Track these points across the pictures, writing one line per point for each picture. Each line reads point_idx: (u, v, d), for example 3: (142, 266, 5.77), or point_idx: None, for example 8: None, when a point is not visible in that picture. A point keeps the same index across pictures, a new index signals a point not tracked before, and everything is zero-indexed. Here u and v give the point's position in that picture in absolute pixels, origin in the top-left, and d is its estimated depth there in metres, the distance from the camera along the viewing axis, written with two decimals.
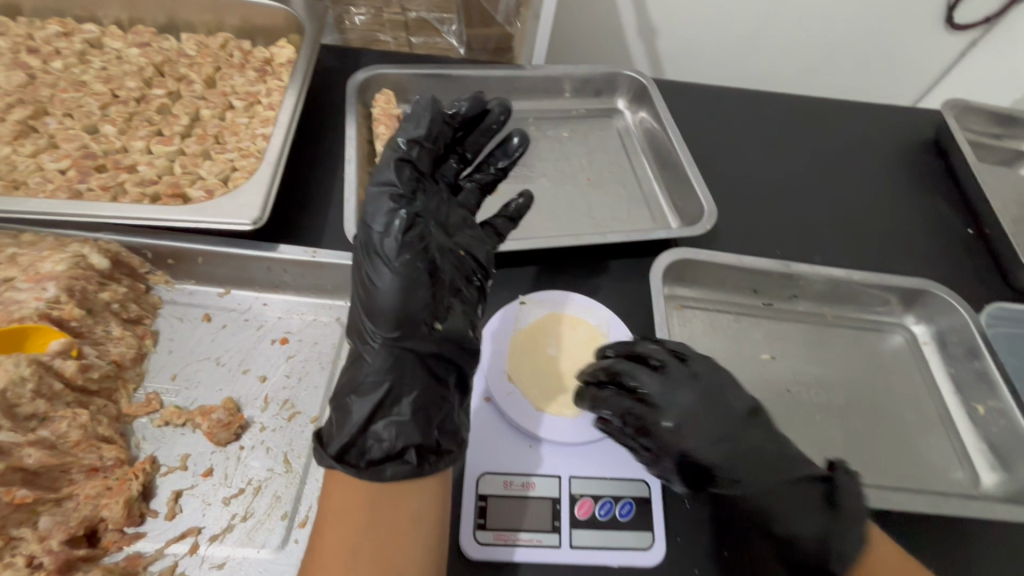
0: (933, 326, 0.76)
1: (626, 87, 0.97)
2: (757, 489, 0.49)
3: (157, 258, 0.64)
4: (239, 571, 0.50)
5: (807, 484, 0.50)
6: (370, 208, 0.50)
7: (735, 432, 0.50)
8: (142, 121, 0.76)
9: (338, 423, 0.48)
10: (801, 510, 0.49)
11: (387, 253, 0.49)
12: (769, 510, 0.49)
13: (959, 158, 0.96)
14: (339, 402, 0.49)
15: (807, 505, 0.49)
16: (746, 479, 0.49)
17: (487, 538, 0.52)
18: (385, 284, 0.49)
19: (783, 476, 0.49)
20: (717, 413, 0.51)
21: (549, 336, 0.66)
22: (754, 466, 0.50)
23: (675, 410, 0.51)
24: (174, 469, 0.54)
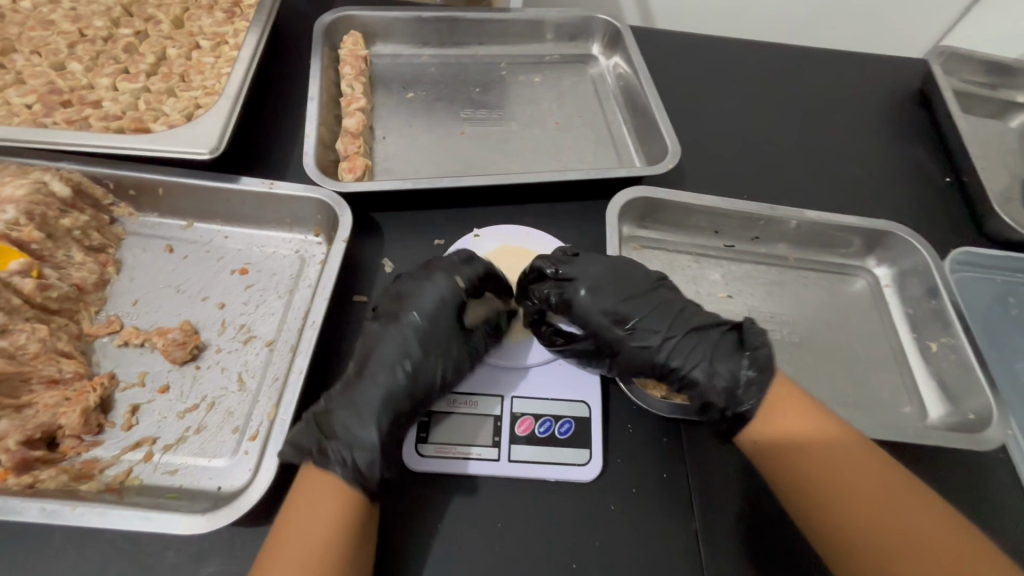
0: (895, 268, 0.76)
1: (601, 32, 0.96)
2: (665, 339, 0.58)
3: (119, 188, 0.66)
4: (191, 476, 0.53)
5: (710, 333, 0.59)
6: (437, 301, 0.58)
7: (637, 293, 0.60)
8: (108, 59, 0.77)
9: (367, 453, 0.49)
10: (715, 358, 0.57)
11: (451, 346, 0.57)
12: (681, 359, 0.58)
13: (941, 104, 0.93)
14: (364, 438, 0.50)
15: (719, 355, 0.57)
16: (655, 336, 0.58)
17: (429, 450, 0.55)
18: (441, 365, 0.56)
19: (682, 326, 0.59)
20: (627, 279, 0.61)
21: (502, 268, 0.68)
22: (658, 323, 0.59)
23: (590, 277, 0.60)
24: (132, 385, 0.57)
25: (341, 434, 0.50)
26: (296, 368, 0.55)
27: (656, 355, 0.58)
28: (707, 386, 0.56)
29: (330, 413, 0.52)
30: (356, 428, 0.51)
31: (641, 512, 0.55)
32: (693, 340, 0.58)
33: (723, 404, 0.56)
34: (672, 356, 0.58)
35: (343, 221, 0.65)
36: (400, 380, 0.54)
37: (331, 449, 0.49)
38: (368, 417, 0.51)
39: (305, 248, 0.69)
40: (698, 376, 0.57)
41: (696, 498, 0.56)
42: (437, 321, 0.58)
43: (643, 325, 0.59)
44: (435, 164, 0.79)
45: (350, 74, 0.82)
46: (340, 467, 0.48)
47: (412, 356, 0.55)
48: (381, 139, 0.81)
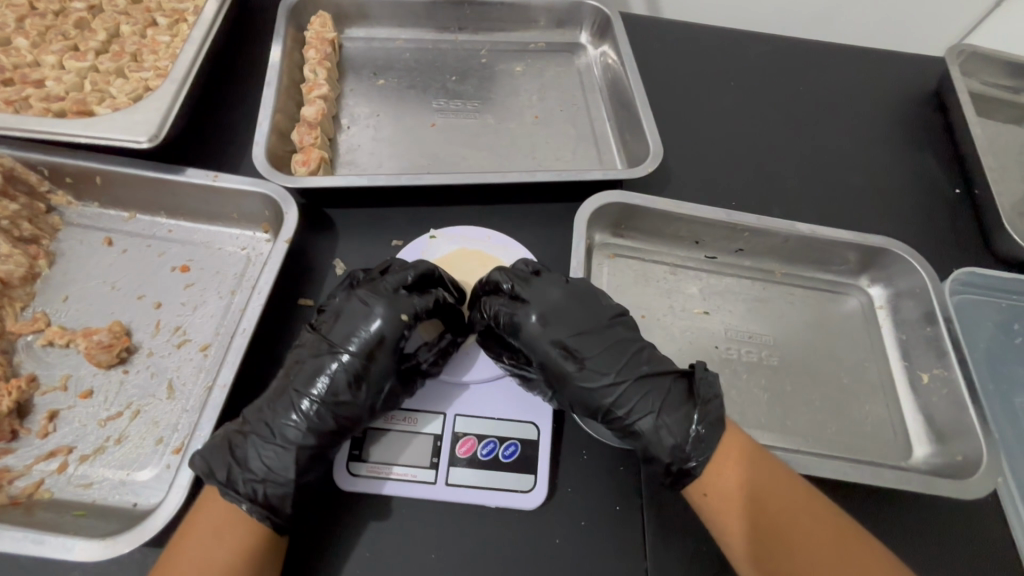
0: (891, 288, 0.70)
1: (591, 18, 0.89)
2: (616, 378, 0.53)
3: (55, 175, 0.62)
4: (105, 490, 0.49)
5: (665, 381, 0.54)
6: (372, 334, 0.53)
7: (592, 328, 0.55)
8: (57, 34, 0.72)
9: (281, 489, 0.47)
10: (664, 409, 0.52)
11: (382, 386, 0.52)
12: (631, 402, 0.53)
13: (956, 108, 0.86)
14: (277, 472, 0.48)
15: (669, 405, 0.52)
16: (602, 376, 0.54)
17: (360, 470, 0.52)
18: (368, 404, 0.51)
19: (637, 370, 0.54)
20: (585, 311, 0.56)
21: (458, 275, 0.64)
22: (609, 363, 0.54)
23: (543, 302, 0.56)
24: (54, 389, 0.54)
25: (254, 467, 0.48)
26: (221, 380, 0.51)
27: (603, 401, 0.53)
28: (656, 439, 0.51)
29: (246, 444, 0.49)
30: (271, 463, 0.48)
31: (588, 547, 0.51)
32: (646, 387, 0.53)
33: (669, 459, 0.51)
34: (620, 403, 0.53)
35: (288, 218, 0.61)
36: (322, 418, 0.50)
37: (240, 480, 0.47)
38: (286, 453, 0.48)
39: (253, 245, 0.65)
40: (646, 429, 0.52)
41: (648, 534, 0.52)
42: (370, 356, 0.52)
43: (592, 364, 0.54)
44: (400, 158, 0.74)
45: (315, 58, 0.77)
46: (249, 503, 0.46)
47: (334, 397, 0.50)
48: (345, 129, 0.76)
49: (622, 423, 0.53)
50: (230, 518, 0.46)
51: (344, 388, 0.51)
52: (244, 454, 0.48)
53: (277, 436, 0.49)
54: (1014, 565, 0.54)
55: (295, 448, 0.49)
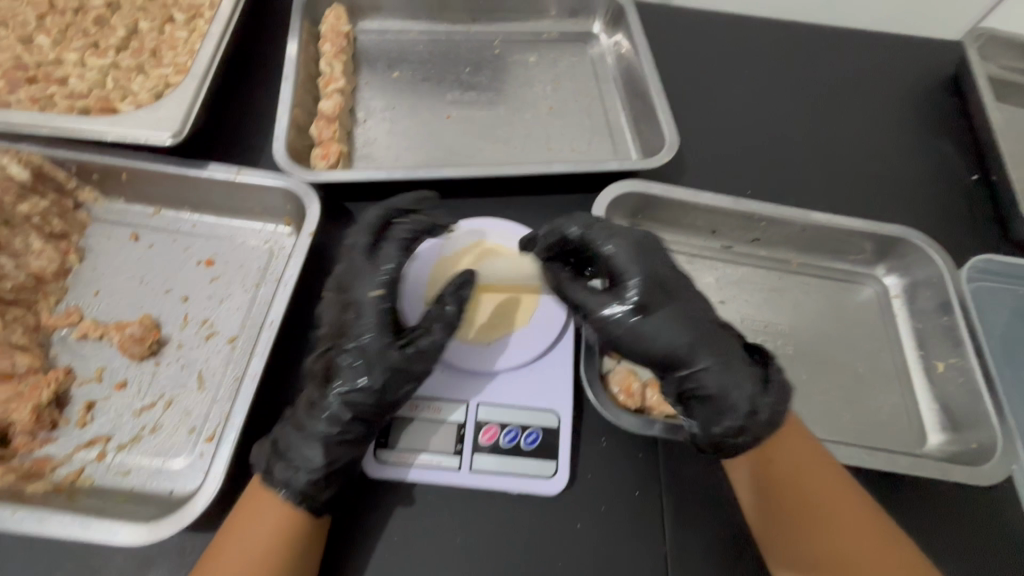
0: (906, 278, 0.71)
1: (603, 8, 0.89)
2: (698, 321, 0.52)
3: (82, 172, 0.63)
4: (143, 477, 0.51)
5: (734, 337, 0.54)
6: (379, 319, 0.53)
7: (672, 271, 0.55)
8: (77, 32, 0.74)
9: (312, 476, 0.47)
10: (740, 361, 0.52)
11: (385, 360, 0.51)
12: (710, 349, 0.51)
13: (974, 94, 0.85)
14: (309, 459, 0.48)
15: (744, 360, 0.52)
16: (676, 324, 0.51)
17: (387, 457, 0.53)
18: (387, 385, 0.51)
19: (713, 321, 0.53)
20: (662, 254, 0.56)
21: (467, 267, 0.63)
22: (690, 307, 0.53)
23: (632, 236, 0.55)
24: (89, 381, 0.56)
25: (288, 458, 0.49)
26: (250, 372, 0.52)
27: (684, 341, 0.51)
28: (735, 387, 0.50)
29: (280, 438, 0.50)
30: (302, 453, 0.49)
31: (608, 532, 0.53)
32: (722, 338, 0.52)
33: (749, 408, 0.50)
34: (701, 346, 0.51)
35: (311, 212, 0.62)
36: (347, 404, 0.50)
37: (278, 471, 0.48)
38: (313, 443, 0.48)
39: (275, 240, 0.66)
40: (725, 377, 0.51)
41: (667, 519, 0.54)
42: (370, 336, 0.52)
43: (668, 313, 0.51)
44: (417, 151, 0.75)
45: (330, 52, 0.78)
46: (285, 490, 0.47)
47: (352, 380, 0.50)
48: (362, 122, 0.77)
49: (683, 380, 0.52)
50: (247, 510, 0.48)
51: (361, 370, 0.50)
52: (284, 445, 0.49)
53: (305, 427, 0.49)
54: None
55: (326, 435, 0.49)
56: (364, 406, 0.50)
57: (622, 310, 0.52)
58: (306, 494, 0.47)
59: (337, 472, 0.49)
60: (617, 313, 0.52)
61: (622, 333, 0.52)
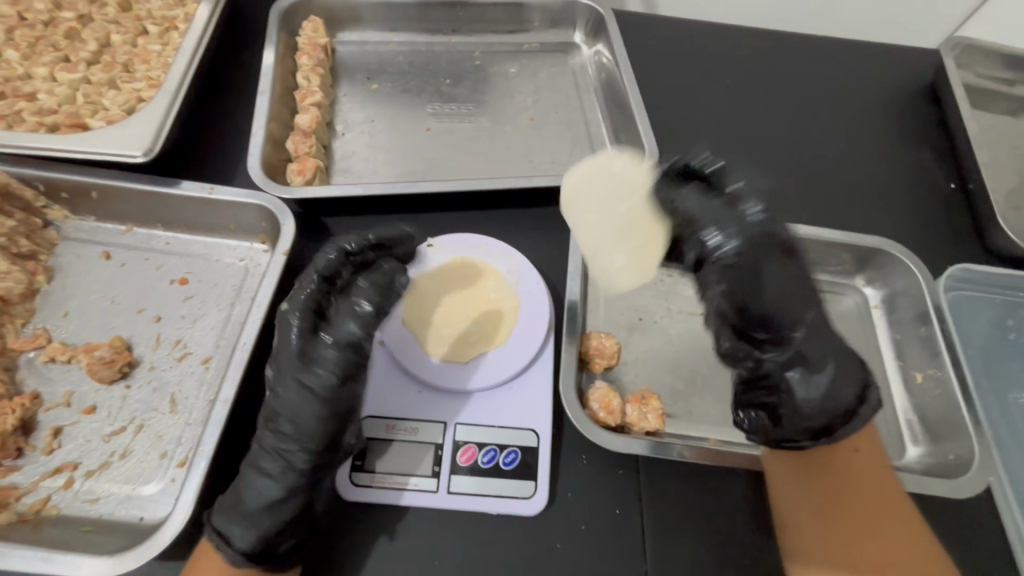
0: (886, 288, 0.71)
1: (583, 18, 0.89)
2: (813, 296, 0.50)
3: (50, 190, 0.62)
4: (111, 505, 0.50)
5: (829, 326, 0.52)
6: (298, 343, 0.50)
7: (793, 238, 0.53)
8: (47, 46, 0.72)
9: (244, 524, 0.47)
10: (840, 353, 0.51)
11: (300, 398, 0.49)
12: (822, 332, 0.50)
13: (951, 103, 0.86)
14: (265, 508, 0.47)
15: (841, 353, 0.51)
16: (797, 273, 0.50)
17: (364, 480, 0.53)
18: (319, 415, 0.48)
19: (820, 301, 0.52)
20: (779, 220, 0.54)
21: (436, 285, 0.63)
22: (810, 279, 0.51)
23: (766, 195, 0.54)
24: (57, 406, 0.54)
25: (231, 505, 0.48)
26: (223, 395, 0.51)
27: (806, 312, 0.49)
28: (838, 378, 0.50)
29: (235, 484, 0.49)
30: (241, 501, 0.48)
31: (587, 551, 0.52)
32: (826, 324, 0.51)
33: (851, 398, 0.50)
34: (815, 325, 0.50)
35: (286, 229, 0.61)
36: (293, 439, 0.49)
37: (218, 522, 0.47)
38: (249, 491, 0.48)
39: (251, 257, 0.65)
40: (832, 362, 0.50)
41: (648, 537, 0.53)
42: (285, 373, 0.50)
43: (794, 264, 0.51)
44: (396, 164, 0.74)
45: (307, 65, 0.77)
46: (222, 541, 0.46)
47: (280, 422, 0.49)
48: (340, 135, 0.76)
49: (800, 340, 0.49)
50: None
51: (283, 411, 0.49)
52: (239, 500, 0.48)
53: (252, 472, 0.49)
54: (1001, 560, 0.55)
55: (262, 481, 0.48)
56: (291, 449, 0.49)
57: (750, 246, 0.50)
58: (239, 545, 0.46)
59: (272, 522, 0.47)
60: (742, 248, 0.51)
61: (763, 266, 0.50)
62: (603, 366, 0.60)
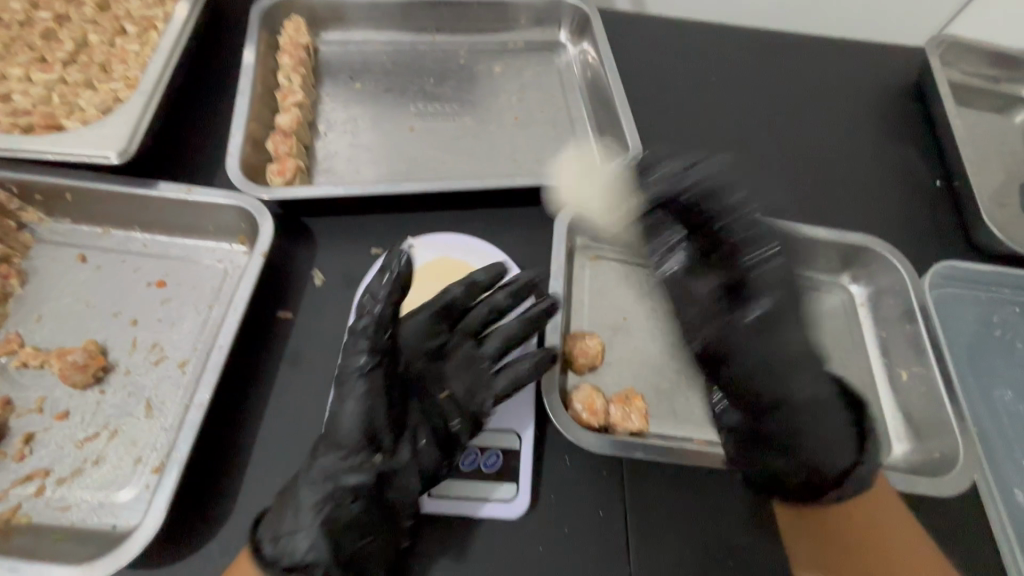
0: (872, 285, 0.71)
1: (569, 17, 0.88)
2: (790, 363, 0.53)
3: (24, 193, 0.61)
4: (83, 513, 0.49)
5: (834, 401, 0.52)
6: (365, 372, 0.49)
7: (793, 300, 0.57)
8: (23, 46, 0.71)
9: (288, 550, 0.46)
10: (835, 432, 0.51)
11: (359, 431, 0.48)
12: (810, 421, 0.51)
13: (936, 101, 0.86)
14: (306, 522, 0.46)
15: (840, 431, 0.51)
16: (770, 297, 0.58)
17: None
18: (359, 418, 0.48)
19: (816, 368, 0.53)
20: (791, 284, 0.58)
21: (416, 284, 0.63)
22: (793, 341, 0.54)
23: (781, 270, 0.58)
24: (30, 412, 0.54)
25: (278, 526, 0.47)
26: (198, 400, 0.51)
27: (794, 391, 0.52)
28: (827, 455, 0.50)
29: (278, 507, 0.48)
30: (286, 525, 0.47)
31: (570, 554, 0.52)
32: (823, 408, 0.51)
33: (833, 475, 0.50)
34: (806, 409, 0.51)
35: (264, 229, 0.60)
36: (337, 444, 0.48)
37: (262, 541, 0.47)
38: (294, 519, 0.47)
39: (230, 258, 0.64)
40: (818, 441, 0.51)
41: (632, 539, 0.53)
42: (352, 397, 0.49)
43: (784, 335, 0.54)
44: (379, 164, 0.73)
45: (289, 64, 0.76)
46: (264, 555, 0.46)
47: (342, 447, 0.48)
48: (323, 135, 0.75)
49: (796, 420, 0.51)
50: None
51: (344, 438, 0.49)
52: (282, 512, 0.47)
53: (304, 495, 0.48)
54: (984, 558, 0.55)
55: (312, 511, 0.47)
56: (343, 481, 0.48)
57: (759, 299, 0.56)
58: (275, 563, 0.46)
59: (311, 553, 0.46)
60: (769, 306, 0.55)
61: (732, 338, 0.55)
62: (586, 365, 0.60)
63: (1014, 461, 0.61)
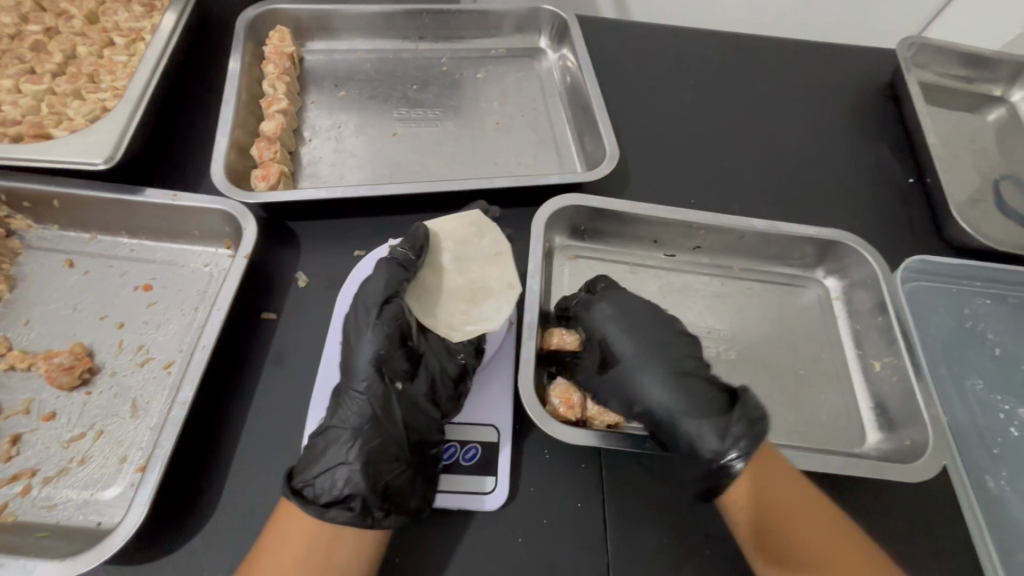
0: (846, 280, 0.72)
1: (549, 24, 0.90)
2: (657, 385, 0.55)
3: (13, 201, 0.62)
4: (68, 511, 0.50)
5: (707, 391, 0.55)
6: (379, 307, 0.54)
7: (665, 345, 0.58)
8: (12, 59, 0.73)
9: (327, 485, 0.47)
10: (701, 410, 0.53)
11: (373, 365, 0.52)
12: (675, 416, 0.53)
13: (908, 100, 0.88)
14: (343, 457, 0.48)
15: (704, 407, 0.53)
16: (654, 347, 0.58)
17: None
18: (371, 357, 0.52)
19: (685, 370, 0.56)
20: (654, 329, 0.59)
21: (445, 242, 0.60)
22: (670, 370, 0.56)
23: (624, 312, 0.60)
24: (17, 413, 0.55)
25: (312, 474, 0.48)
26: (181, 398, 0.52)
27: (659, 403, 0.54)
28: (698, 437, 0.52)
29: (305, 466, 0.49)
30: (322, 467, 0.48)
31: (550, 545, 0.52)
32: (691, 388, 0.54)
33: (710, 456, 0.51)
34: (676, 408, 0.53)
35: (248, 232, 0.62)
36: (357, 382, 0.51)
37: (305, 489, 0.48)
38: (328, 458, 0.49)
39: (216, 262, 0.66)
40: (688, 426, 0.52)
41: (610, 529, 0.54)
42: (363, 337, 0.53)
43: (667, 357, 0.57)
44: (362, 168, 0.75)
45: (273, 73, 0.78)
46: (312, 503, 0.47)
47: (361, 382, 0.51)
48: (307, 141, 0.77)
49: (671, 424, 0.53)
50: None
51: (358, 377, 0.52)
52: (314, 454, 0.49)
53: (332, 439, 0.50)
54: (955, 542, 0.56)
55: (345, 446, 0.49)
56: (369, 412, 0.50)
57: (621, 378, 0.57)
58: (322, 502, 0.47)
59: (353, 482, 0.47)
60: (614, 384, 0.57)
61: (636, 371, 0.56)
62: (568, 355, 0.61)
63: (986, 448, 0.63)
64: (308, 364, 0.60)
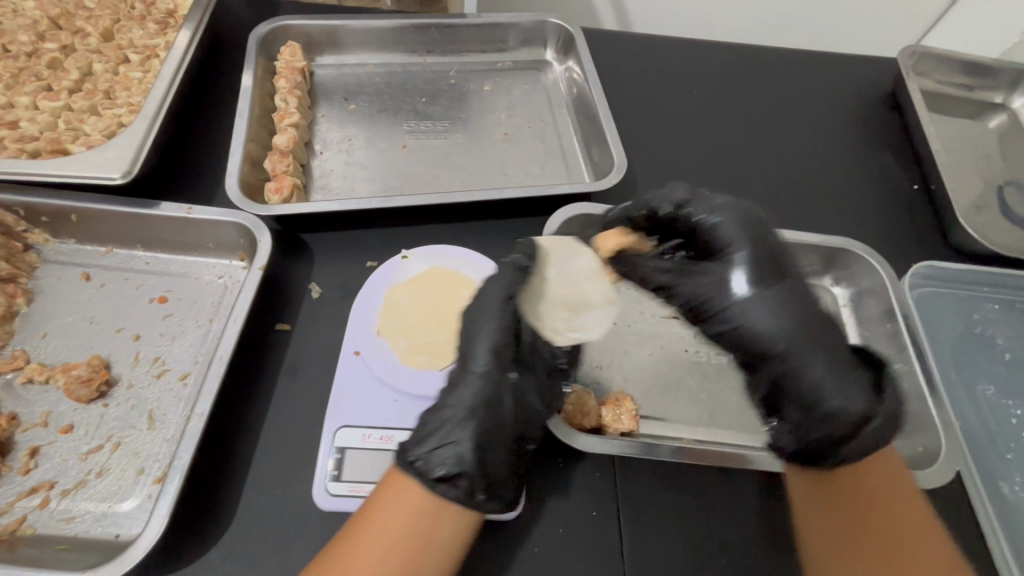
0: (854, 286, 0.73)
1: (555, 36, 0.92)
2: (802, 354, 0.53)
3: (31, 215, 0.63)
4: (87, 523, 0.50)
5: (846, 367, 0.54)
6: (505, 296, 0.54)
7: (801, 304, 0.55)
8: (30, 76, 0.74)
9: (442, 460, 0.47)
10: (838, 387, 0.53)
11: (495, 350, 0.52)
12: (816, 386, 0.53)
13: (910, 108, 0.89)
14: (456, 436, 0.48)
15: (845, 387, 0.53)
16: (795, 310, 0.54)
17: (340, 489, 0.52)
18: (491, 342, 0.52)
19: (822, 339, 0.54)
20: (786, 287, 0.55)
21: (551, 246, 0.60)
22: (806, 338, 0.54)
23: (765, 267, 0.55)
24: (35, 426, 0.55)
25: (427, 446, 0.47)
26: (198, 410, 0.52)
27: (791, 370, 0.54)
28: (834, 408, 0.52)
29: (418, 437, 0.48)
30: (437, 441, 0.48)
31: (566, 554, 0.52)
32: (831, 364, 0.53)
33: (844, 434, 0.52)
34: (815, 379, 0.53)
35: (262, 244, 0.62)
36: (475, 364, 0.52)
37: (417, 460, 0.47)
38: (443, 433, 0.48)
39: (230, 274, 0.66)
40: (827, 398, 0.52)
41: (626, 538, 0.54)
42: (487, 321, 0.54)
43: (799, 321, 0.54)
44: (373, 180, 0.76)
45: (285, 88, 0.79)
46: (424, 475, 0.46)
47: (483, 365, 0.52)
48: (318, 154, 0.78)
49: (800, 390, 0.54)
50: None
51: (479, 359, 0.52)
52: (425, 430, 0.49)
53: (447, 417, 0.49)
54: (970, 548, 0.56)
55: (462, 425, 0.48)
56: (487, 394, 0.50)
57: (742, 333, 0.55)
58: (432, 476, 0.46)
59: (466, 461, 0.47)
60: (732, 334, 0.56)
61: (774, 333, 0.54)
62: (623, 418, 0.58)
63: (998, 453, 0.63)
64: (321, 375, 0.60)
